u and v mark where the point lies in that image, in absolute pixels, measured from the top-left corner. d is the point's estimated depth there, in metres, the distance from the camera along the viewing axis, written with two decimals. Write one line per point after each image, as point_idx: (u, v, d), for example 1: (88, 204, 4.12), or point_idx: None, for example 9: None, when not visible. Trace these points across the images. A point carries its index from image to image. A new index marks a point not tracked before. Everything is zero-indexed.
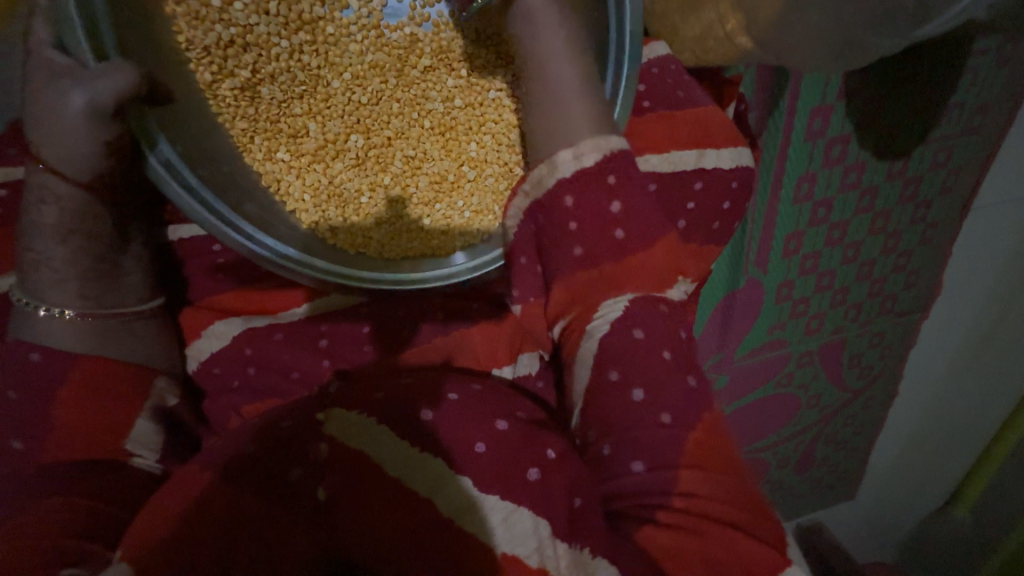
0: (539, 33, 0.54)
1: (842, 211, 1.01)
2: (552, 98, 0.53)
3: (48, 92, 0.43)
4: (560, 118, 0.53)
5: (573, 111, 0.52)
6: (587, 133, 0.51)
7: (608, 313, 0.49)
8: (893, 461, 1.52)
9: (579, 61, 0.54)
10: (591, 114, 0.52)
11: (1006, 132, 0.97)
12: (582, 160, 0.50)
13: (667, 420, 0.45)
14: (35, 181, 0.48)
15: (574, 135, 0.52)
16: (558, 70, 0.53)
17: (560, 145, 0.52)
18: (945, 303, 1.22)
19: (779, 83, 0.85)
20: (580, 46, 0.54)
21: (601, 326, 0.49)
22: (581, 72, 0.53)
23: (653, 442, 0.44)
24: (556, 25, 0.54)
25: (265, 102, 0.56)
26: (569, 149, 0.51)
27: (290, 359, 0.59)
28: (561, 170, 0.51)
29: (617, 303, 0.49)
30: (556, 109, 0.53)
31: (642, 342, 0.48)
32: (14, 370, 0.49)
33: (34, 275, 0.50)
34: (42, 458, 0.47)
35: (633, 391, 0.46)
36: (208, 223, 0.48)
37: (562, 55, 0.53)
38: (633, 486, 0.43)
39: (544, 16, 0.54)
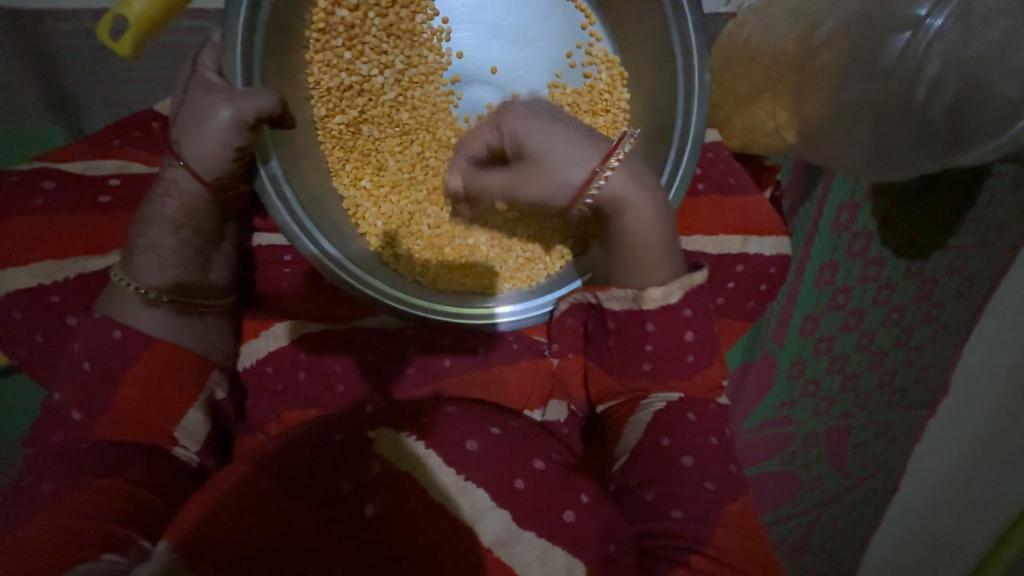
0: (626, 203, 0.54)
1: (860, 301, 1.06)
2: (636, 255, 0.56)
3: (202, 102, 0.49)
4: (646, 259, 0.56)
5: (656, 256, 0.56)
6: (667, 272, 0.56)
7: (664, 397, 0.58)
8: (889, 557, 1.49)
9: (659, 220, 0.54)
10: (673, 247, 0.56)
11: (1022, 248, 1.02)
12: (670, 297, 0.56)
13: (710, 488, 0.52)
14: (167, 175, 0.53)
15: (657, 274, 0.56)
16: (644, 219, 0.54)
17: (642, 280, 0.57)
18: (953, 403, 1.24)
19: (812, 176, 0.91)
20: (663, 206, 0.55)
21: (656, 403, 0.58)
22: (661, 210, 0.55)
23: (696, 500, 0.51)
24: (645, 197, 0.54)
25: (363, 138, 0.62)
26: (660, 287, 0.55)
27: (339, 371, 0.64)
28: (646, 305, 0.56)
29: (671, 392, 0.59)
30: (644, 254, 0.56)
31: (694, 423, 0.56)
32: (96, 345, 0.53)
33: (140, 258, 0.53)
34: (100, 434, 0.51)
35: (683, 458, 0.53)
36: (293, 234, 0.51)
37: (648, 219, 0.54)
38: (673, 530, 0.49)
39: (630, 190, 0.53)
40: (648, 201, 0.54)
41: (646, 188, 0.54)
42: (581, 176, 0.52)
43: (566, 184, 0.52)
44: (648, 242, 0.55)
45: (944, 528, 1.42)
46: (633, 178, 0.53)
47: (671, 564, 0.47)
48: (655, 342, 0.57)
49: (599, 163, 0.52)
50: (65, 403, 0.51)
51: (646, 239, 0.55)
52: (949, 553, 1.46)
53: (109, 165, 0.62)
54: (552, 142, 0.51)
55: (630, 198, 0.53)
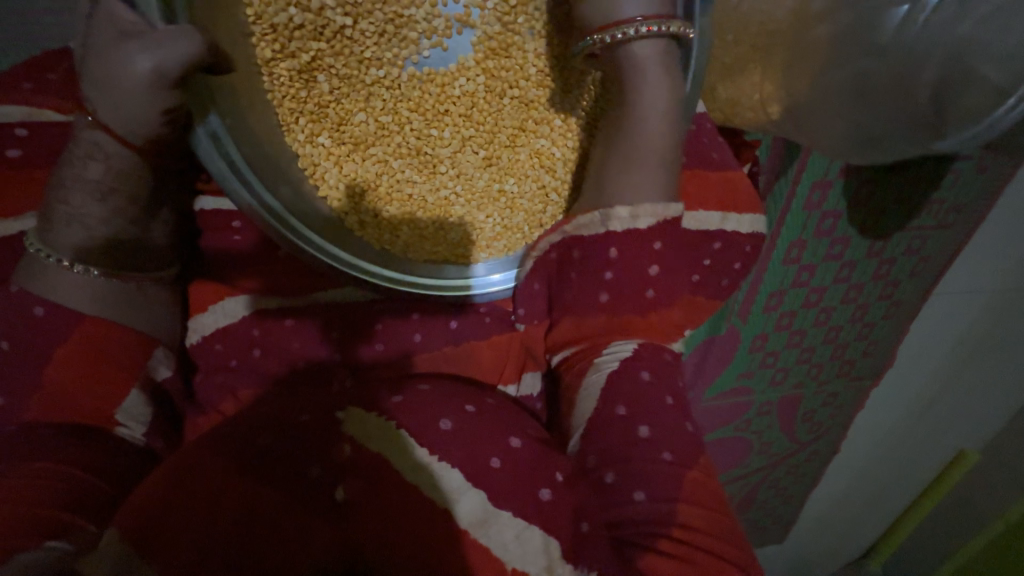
0: (648, 95, 0.55)
1: (823, 278, 1.09)
2: (637, 154, 0.56)
3: (113, 50, 0.43)
4: (615, 168, 0.57)
5: (649, 168, 0.56)
6: (649, 195, 0.56)
7: (617, 353, 0.58)
8: (824, 511, 1.63)
9: (673, 127, 0.56)
10: (650, 155, 0.56)
11: (974, 231, 1.07)
12: (637, 220, 0.56)
13: (669, 458, 0.51)
14: (86, 137, 0.46)
15: (636, 193, 0.56)
16: (649, 124, 0.56)
17: (623, 196, 0.57)
18: (894, 375, 1.33)
19: (790, 152, 0.91)
20: (676, 98, 0.56)
21: (609, 362, 0.58)
22: (664, 115, 0.56)
23: (658, 478, 0.50)
24: (663, 83, 0.54)
25: (319, 89, 0.56)
26: (627, 207, 0.56)
27: (299, 349, 0.60)
28: (613, 224, 0.56)
29: (625, 345, 0.59)
30: (612, 160, 0.58)
31: (648, 382, 0.56)
32: (14, 320, 0.47)
33: (61, 227, 0.48)
34: (26, 415, 0.47)
35: (639, 428, 0.53)
36: (242, 202, 0.46)
37: (657, 116, 0.55)
38: (636, 514, 0.47)
39: (655, 76, 0.54)
40: (666, 89, 0.55)
41: (668, 68, 0.55)
42: (617, 19, 0.52)
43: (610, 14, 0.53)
44: (655, 139, 0.56)
45: (875, 485, 1.56)
46: (665, 54, 0.54)
47: (638, 548, 0.45)
48: (608, 292, 0.59)
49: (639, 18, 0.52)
50: None
51: (657, 136, 0.56)
52: (877, 507, 1.61)
53: (16, 111, 0.53)
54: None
55: (645, 77, 0.54)
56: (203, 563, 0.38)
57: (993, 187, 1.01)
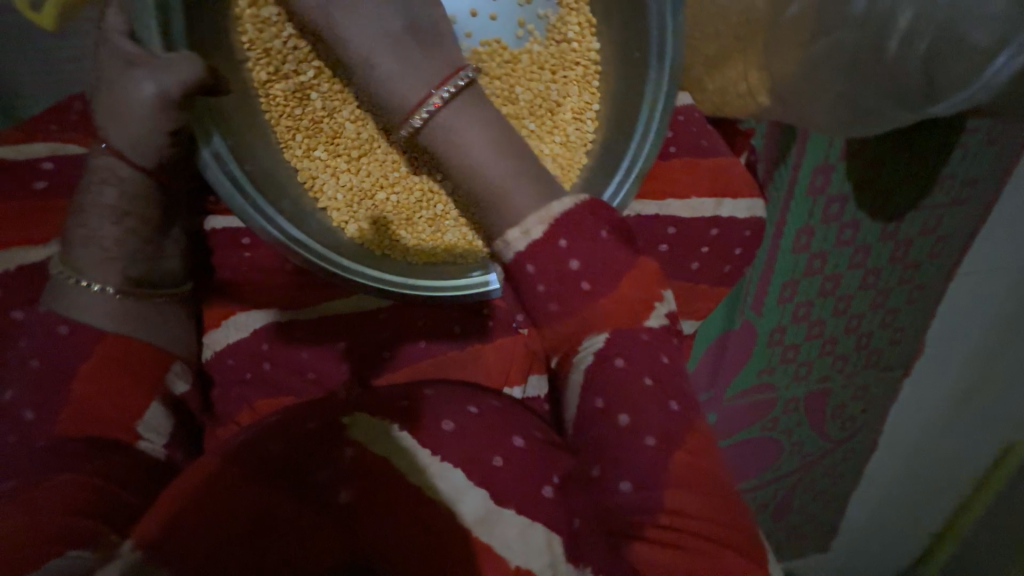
0: (462, 139, 0.49)
1: (837, 264, 1.06)
2: (493, 194, 0.49)
3: (121, 80, 0.47)
4: (505, 212, 0.49)
5: (520, 185, 0.49)
6: (531, 202, 0.49)
7: (592, 346, 0.49)
8: (867, 513, 1.54)
9: (514, 156, 0.50)
10: (526, 181, 0.49)
11: (992, 206, 1.03)
12: (530, 233, 0.48)
13: (661, 449, 0.47)
14: (100, 163, 0.50)
15: (517, 209, 0.49)
16: (494, 168, 0.49)
17: (505, 222, 0.49)
18: (926, 362, 1.27)
19: (787, 138, 0.90)
20: (496, 133, 0.50)
21: (585, 356, 0.50)
22: (514, 161, 0.49)
23: None
24: (473, 123, 0.49)
25: (313, 106, 0.59)
26: (517, 226, 0.48)
27: (308, 359, 0.62)
28: (515, 245, 0.48)
29: (598, 336, 0.49)
30: (500, 209, 0.49)
31: (625, 368, 0.48)
32: (42, 340, 0.50)
33: (82, 251, 0.51)
34: (55, 433, 0.48)
35: (620, 417, 0.47)
36: (249, 218, 0.49)
37: (486, 147, 0.49)
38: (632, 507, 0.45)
39: (464, 123, 0.48)
40: (483, 126, 0.49)
41: (475, 112, 0.49)
42: (418, 94, 0.48)
43: (399, 104, 0.48)
44: (506, 178, 0.49)
45: (918, 483, 1.48)
46: (471, 103, 0.49)
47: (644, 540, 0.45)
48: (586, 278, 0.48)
49: (434, 87, 0.48)
50: (12, 400, 0.49)
51: (495, 171, 0.49)
52: (925, 507, 1.51)
53: (40, 148, 0.58)
54: (378, 50, 0.48)
55: (467, 129, 0.48)
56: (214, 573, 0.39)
57: (1006, 158, 0.98)
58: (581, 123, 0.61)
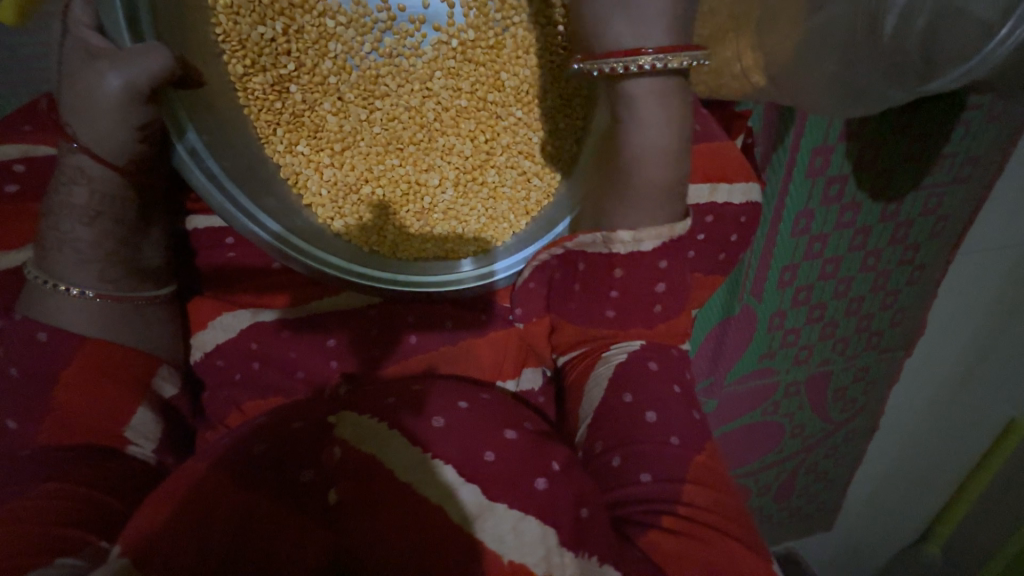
0: (648, 120, 0.50)
1: (836, 247, 1.05)
2: (625, 181, 0.53)
3: (85, 75, 0.45)
4: (622, 203, 0.54)
5: (653, 195, 0.53)
6: (651, 216, 0.54)
7: (625, 347, 0.60)
8: (869, 494, 1.55)
9: (671, 158, 0.52)
10: (660, 183, 0.53)
11: (993, 184, 1.02)
12: (640, 244, 0.54)
13: (676, 441, 0.52)
14: (69, 162, 0.48)
15: (633, 216, 0.54)
16: (647, 162, 0.52)
17: (619, 221, 0.55)
18: (927, 342, 1.26)
19: (784, 120, 0.88)
20: (678, 139, 0.52)
21: (618, 354, 0.60)
22: (671, 174, 0.53)
23: (664, 458, 0.50)
24: (662, 119, 0.51)
25: (293, 99, 0.57)
26: (631, 231, 0.53)
27: (296, 359, 0.60)
28: (616, 248, 0.54)
29: (633, 342, 0.61)
30: (626, 197, 0.54)
31: (655, 372, 0.58)
32: (19, 348, 0.49)
33: (54, 254, 0.50)
34: (38, 439, 0.48)
35: (647, 413, 0.54)
36: (230, 216, 0.47)
37: (665, 148, 0.52)
38: (644, 494, 0.48)
39: (648, 109, 0.50)
40: (666, 112, 0.50)
41: (672, 104, 0.50)
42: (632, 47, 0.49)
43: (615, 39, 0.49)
44: (655, 180, 0.52)
45: (920, 463, 1.48)
46: (667, 87, 0.50)
47: (642, 526, 0.45)
48: (618, 289, 0.58)
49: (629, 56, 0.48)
50: None
51: (658, 171, 0.52)
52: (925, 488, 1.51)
53: (10, 149, 0.56)
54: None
55: (650, 113, 0.50)
56: None
57: (1008, 135, 0.96)
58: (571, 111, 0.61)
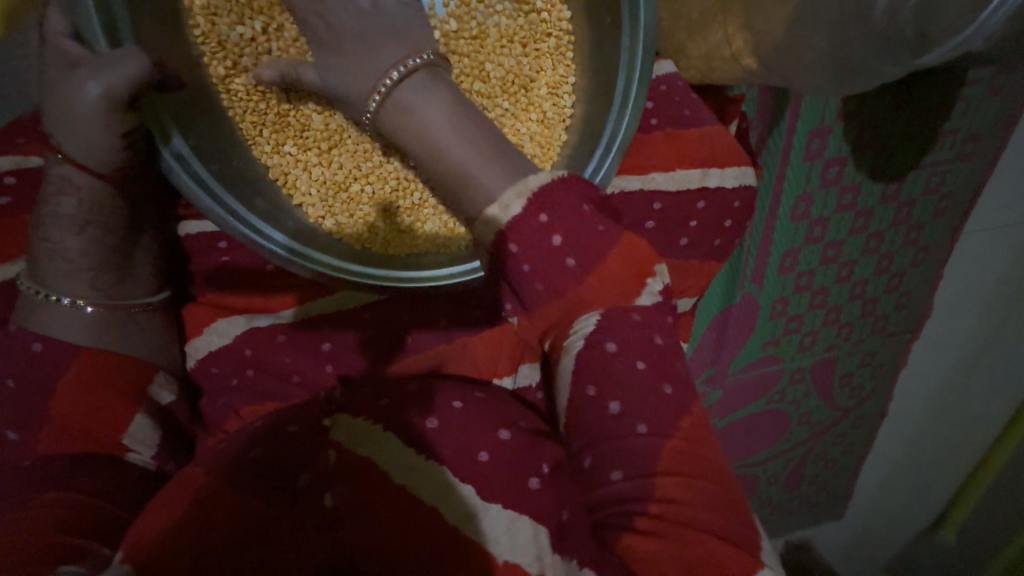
0: (418, 109, 0.46)
1: (838, 230, 1.03)
2: (448, 171, 0.46)
3: (65, 83, 0.45)
4: (475, 180, 0.46)
5: (465, 167, 0.46)
6: (502, 179, 0.45)
7: (584, 329, 0.46)
8: (881, 479, 1.53)
9: (470, 132, 0.46)
10: (506, 154, 0.46)
11: (998, 159, 1.00)
12: (510, 209, 0.44)
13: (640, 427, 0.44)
14: (56, 173, 0.48)
15: (488, 186, 0.45)
16: (443, 146, 0.46)
17: (478, 200, 0.46)
18: (934, 324, 1.24)
19: (779, 102, 0.87)
20: (460, 114, 0.46)
21: (577, 341, 0.46)
22: (477, 145, 0.46)
23: (634, 450, 0.43)
24: (438, 93, 0.46)
25: (276, 99, 0.56)
26: (496, 201, 0.45)
27: (292, 363, 0.60)
28: (492, 222, 0.45)
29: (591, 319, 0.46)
30: (466, 177, 0.46)
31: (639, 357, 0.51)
32: (16, 360, 0.49)
33: (47, 265, 0.50)
34: (40, 450, 0.48)
35: (609, 405, 0.45)
36: (219, 218, 0.48)
37: (449, 118, 0.46)
38: (614, 495, 0.43)
39: (421, 97, 0.45)
40: (440, 101, 0.46)
41: (438, 89, 0.46)
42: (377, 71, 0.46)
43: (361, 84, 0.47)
44: (457, 160, 0.46)
45: (931, 447, 1.46)
46: (425, 78, 0.46)
47: (616, 529, 0.42)
48: None
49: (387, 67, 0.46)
50: None
51: (455, 152, 0.46)
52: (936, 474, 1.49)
53: (2, 161, 0.56)
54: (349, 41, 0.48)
55: (422, 103, 0.46)
56: None
57: (1011, 109, 0.94)
58: (559, 98, 0.61)
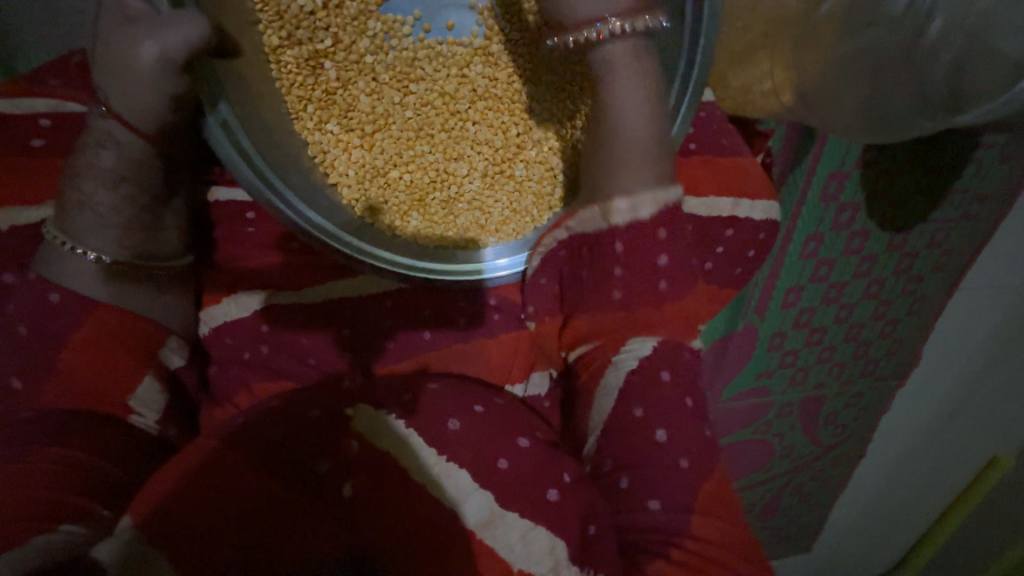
0: (618, 82, 0.52)
1: (842, 273, 1.06)
2: (615, 148, 0.53)
3: (122, 39, 0.44)
4: (623, 172, 0.53)
5: (641, 159, 0.52)
6: (647, 180, 0.53)
7: (636, 351, 0.55)
8: (850, 520, 1.56)
9: (656, 126, 0.52)
10: (661, 157, 0.53)
11: (999, 223, 1.04)
12: (636, 212, 0.53)
13: (662, 438, 0.51)
14: (99, 126, 0.47)
15: (632, 182, 0.53)
16: (628, 127, 0.52)
17: (616, 190, 0.53)
18: (920, 374, 1.28)
19: (804, 142, 0.89)
20: (660, 114, 0.53)
21: (627, 361, 0.55)
22: (652, 138, 0.52)
23: (671, 484, 0.48)
24: (637, 80, 0.51)
25: (326, 76, 0.57)
26: (626, 198, 0.53)
27: (307, 343, 0.60)
28: (613, 219, 0.53)
29: (645, 343, 0.55)
30: (623, 167, 0.53)
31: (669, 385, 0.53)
32: (29, 308, 0.48)
33: (75, 215, 0.49)
34: (42, 401, 0.47)
35: (655, 431, 0.51)
36: (257, 192, 0.46)
37: (639, 119, 0.52)
38: (648, 521, 0.47)
39: (628, 57, 0.51)
40: (642, 89, 0.52)
41: (644, 66, 0.51)
42: (589, 15, 0.50)
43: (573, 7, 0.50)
44: (636, 145, 0.52)
45: (902, 493, 1.50)
46: (637, 51, 0.51)
47: (649, 555, 0.46)
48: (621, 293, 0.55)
49: (608, 15, 0.49)
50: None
51: (638, 138, 0.52)
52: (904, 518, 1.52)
53: (38, 103, 0.55)
54: None
55: (623, 82, 0.52)
56: (208, 560, 0.37)
57: (1017, 177, 0.98)
58: None
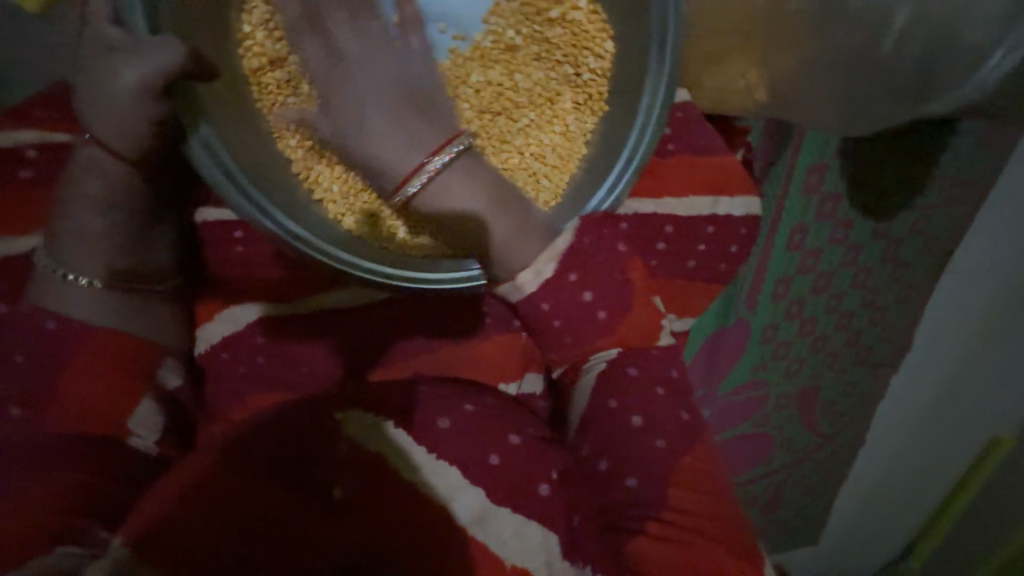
0: (461, 197, 0.50)
1: (829, 262, 1.07)
2: (497, 244, 0.52)
3: (102, 66, 0.47)
4: (512, 256, 0.52)
5: (526, 235, 0.52)
6: (536, 249, 0.52)
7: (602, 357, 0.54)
8: (855, 510, 1.56)
9: (501, 200, 0.52)
10: (538, 225, 0.53)
11: (980, 206, 1.05)
12: (542, 272, 0.52)
13: (639, 424, 0.51)
14: (84, 154, 0.52)
15: (522, 258, 0.52)
16: (499, 216, 0.51)
17: (514, 266, 0.52)
18: (914, 359, 1.29)
19: (783, 135, 0.91)
20: (501, 189, 0.52)
21: (596, 365, 0.54)
22: (517, 214, 0.52)
23: (652, 462, 0.50)
24: (477, 174, 0.51)
25: (304, 94, 0.57)
26: (529, 268, 0.52)
27: (301, 355, 0.61)
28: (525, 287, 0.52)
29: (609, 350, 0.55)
30: (510, 256, 0.52)
31: (637, 378, 0.53)
32: (26, 335, 0.50)
33: (65, 242, 0.52)
34: (44, 426, 0.47)
35: (633, 418, 0.52)
36: (244, 211, 0.47)
37: (498, 200, 0.51)
38: (630, 499, 0.49)
39: (466, 174, 0.51)
40: (468, 176, 0.51)
41: (477, 173, 0.51)
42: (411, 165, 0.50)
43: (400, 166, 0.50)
44: (507, 229, 0.51)
45: (904, 479, 1.50)
46: (467, 166, 0.51)
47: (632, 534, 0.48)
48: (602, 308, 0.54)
49: (429, 155, 0.50)
50: None
51: (506, 221, 0.51)
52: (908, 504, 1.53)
53: (29, 136, 0.59)
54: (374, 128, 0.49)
55: (455, 180, 0.50)
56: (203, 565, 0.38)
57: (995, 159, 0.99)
58: (583, 112, 0.62)
